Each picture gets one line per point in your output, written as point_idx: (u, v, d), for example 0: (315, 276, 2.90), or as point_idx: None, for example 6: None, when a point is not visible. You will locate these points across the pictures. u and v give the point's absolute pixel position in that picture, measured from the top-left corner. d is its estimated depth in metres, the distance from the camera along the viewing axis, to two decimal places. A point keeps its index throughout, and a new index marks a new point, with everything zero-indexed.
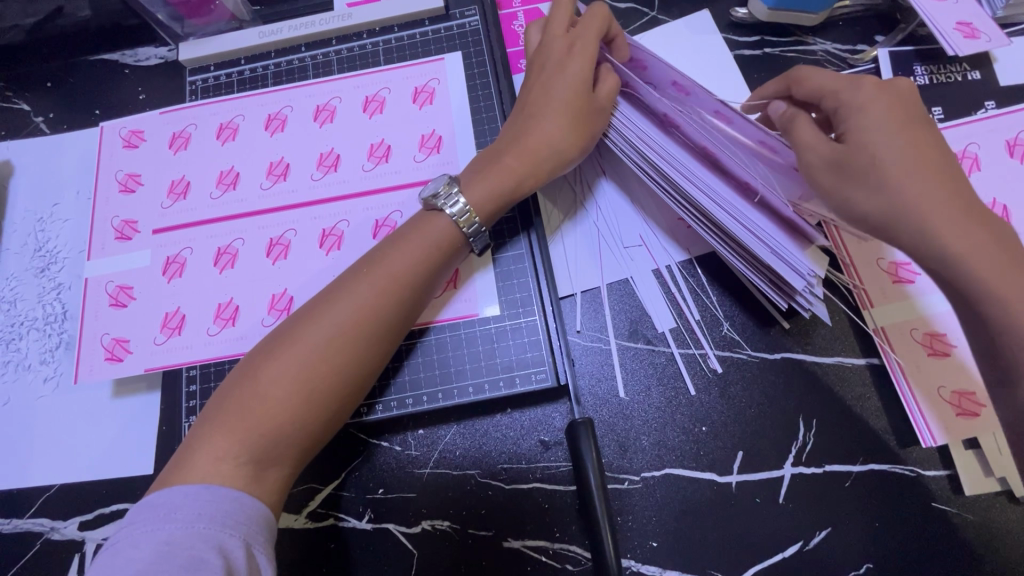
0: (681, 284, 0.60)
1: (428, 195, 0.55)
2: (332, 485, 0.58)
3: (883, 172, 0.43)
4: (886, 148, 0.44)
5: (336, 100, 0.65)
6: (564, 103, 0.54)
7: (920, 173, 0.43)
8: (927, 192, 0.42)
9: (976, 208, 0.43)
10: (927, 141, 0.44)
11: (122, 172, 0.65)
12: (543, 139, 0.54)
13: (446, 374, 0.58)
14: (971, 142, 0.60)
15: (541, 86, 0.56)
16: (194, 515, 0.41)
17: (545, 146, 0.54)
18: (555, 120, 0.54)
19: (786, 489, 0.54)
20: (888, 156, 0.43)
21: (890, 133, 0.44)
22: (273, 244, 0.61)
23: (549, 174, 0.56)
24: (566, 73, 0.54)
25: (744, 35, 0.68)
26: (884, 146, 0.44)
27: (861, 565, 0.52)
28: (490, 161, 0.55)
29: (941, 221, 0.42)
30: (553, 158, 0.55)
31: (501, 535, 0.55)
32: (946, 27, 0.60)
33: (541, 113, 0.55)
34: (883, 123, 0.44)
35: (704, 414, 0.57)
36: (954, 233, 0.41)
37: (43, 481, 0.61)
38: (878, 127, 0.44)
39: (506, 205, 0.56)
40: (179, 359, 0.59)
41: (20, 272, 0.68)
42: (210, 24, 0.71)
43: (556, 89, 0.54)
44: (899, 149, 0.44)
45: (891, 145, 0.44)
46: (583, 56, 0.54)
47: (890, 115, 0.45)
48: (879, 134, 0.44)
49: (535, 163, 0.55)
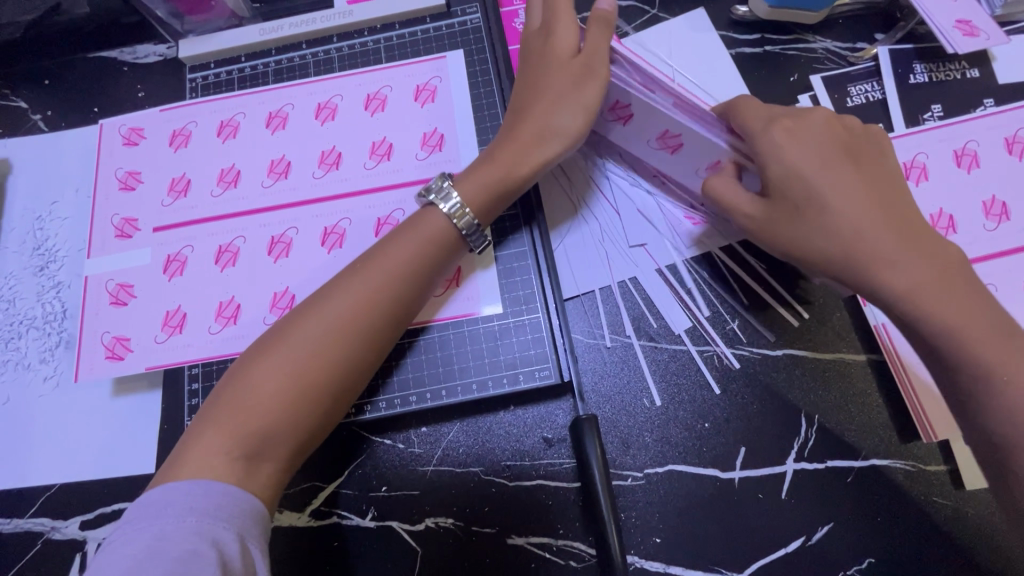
0: (684, 281, 0.61)
1: (421, 191, 0.55)
2: (334, 483, 0.58)
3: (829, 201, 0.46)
4: (824, 183, 0.47)
5: (337, 98, 0.65)
6: (551, 89, 0.54)
7: (852, 190, 0.46)
8: (869, 228, 0.45)
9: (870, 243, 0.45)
10: (845, 181, 0.47)
11: (122, 170, 0.65)
12: (539, 122, 0.54)
13: (450, 371, 0.58)
14: (920, 152, 0.61)
15: (529, 76, 0.56)
16: (186, 509, 0.41)
17: (538, 132, 0.54)
18: (545, 107, 0.54)
19: (789, 484, 0.54)
20: (826, 195, 0.46)
21: (825, 166, 0.47)
22: (275, 241, 0.61)
23: (547, 157, 0.55)
24: (548, 61, 0.55)
25: (745, 33, 0.68)
26: (815, 179, 0.47)
27: (862, 560, 0.52)
28: (484, 157, 0.56)
29: (883, 237, 0.45)
30: (548, 141, 0.54)
31: (505, 532, 0.55)
32: (946, 25, 0.61)
33: (531, 102, 0.55)
34: (839, 141, 0.49)
35: (706, 409, 0.57)
36: (897, 255, 0.44)
37: (44, 480, 0.61)
38: (818, 176, 0.47)
39: (507, 194, 0.55)
40: (180, 357, 0.59)
41: (19, 271, 0.67)
42: (209, 22, 0.70)
43: (541, 78, 0.55)
44: (836, 181, 0.47)
45: (809, 150, 0.48)
46: (562, 41, 0.54)
47: (821, 151, 0.48)
48: (817, 176, 0.47)
49: (528, 148, 0.54)
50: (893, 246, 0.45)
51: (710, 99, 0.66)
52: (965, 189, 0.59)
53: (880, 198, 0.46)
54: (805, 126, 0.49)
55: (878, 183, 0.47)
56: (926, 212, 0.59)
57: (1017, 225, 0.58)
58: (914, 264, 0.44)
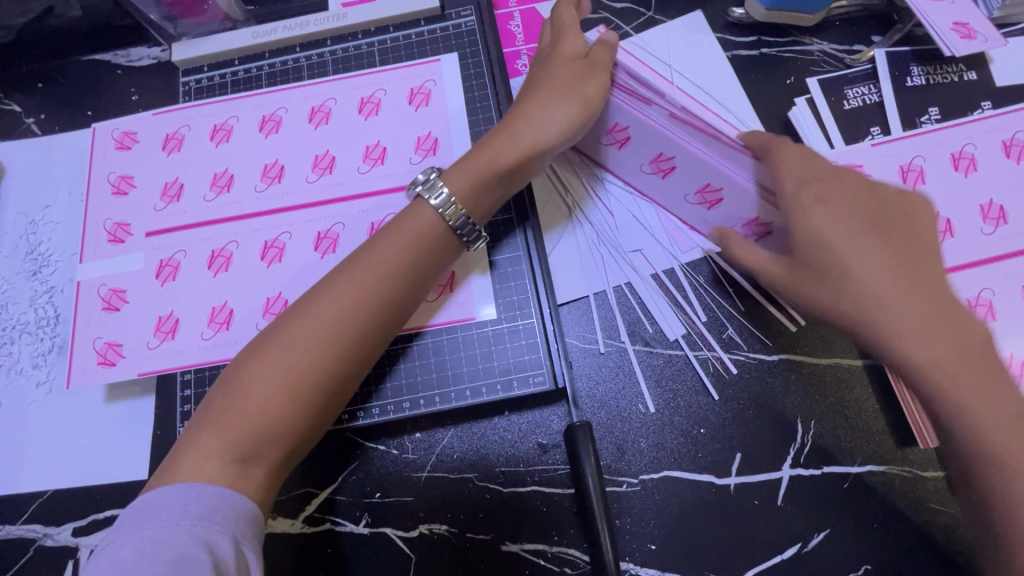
0: (679, 287, 0.60)
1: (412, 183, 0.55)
2: (328, 489, 0.57)
3: (856, 273, 0.44)
4: (852, 254, 0.44)
5: (331, 101, 0.65)
6: (547, 83, 0.54)
7: (882, 264, 0.44)
8: (897, 304, 0.43)
9: (897, 324, 0.43)
10: (878, 255, 0.44)
11: (115, 173, 0.65)
12: (533, 115, 0.54)
13: (444, 377, 0.57)
14: (917, 155, 0.61)
15: (532, 74, 0.57)
16: (179, 512, 0.40)
17: (530, 123, 0.54)
18: (540, 100, 0.54)
19: (785, 490, 0.54)
20: (853, 267, 0.44)
21: (856, 237, 0.45)
22: (268, 246, 0.60)
23: (539, 148, 0.54)
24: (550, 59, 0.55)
25: (741, 36, 0.67)
26: (840, 249, 0.45)
27: (858, 566, 0.52)
28: (475, 146, 0.55)
29: (913, 318, 0.42)
30: (540, 132, 0.53)
31: (499, 539, 0.55)
32: (943, 27, 0.60)
33: (528, 96, 0.55)
34: (874, 210, 0.47)
35: (702, 415, 0.57)
36: (924, 338, 0.42)
37: (36, 487, 0.60)
38: (848, 246, 0.45)
39: (493, 183, 0.54)
40: (172, 363, 0.58)
41: (11, 275, 0.67)
42: (203, 24, 0.70)
43: (541, 75, 0.55)
44: (867, 254, 0.44)
45: (840, 218, 0.46)
46: (565, 40, 0.55)
47: (852, 221, 0.46)
48: (848, 247, 0.45)
49: (519, 138, 0.54)
50: (922, 330, 0.42)
51: (707, 102, 0.65)
52: (962, 193, 0.59)
53: (914, 275, 0.44)
54: (836, 193, 0.47)
55: (913, 260, 0.45)
56: None
57: (1014, 228, 0.57)
58: (940, 346, 0.42)
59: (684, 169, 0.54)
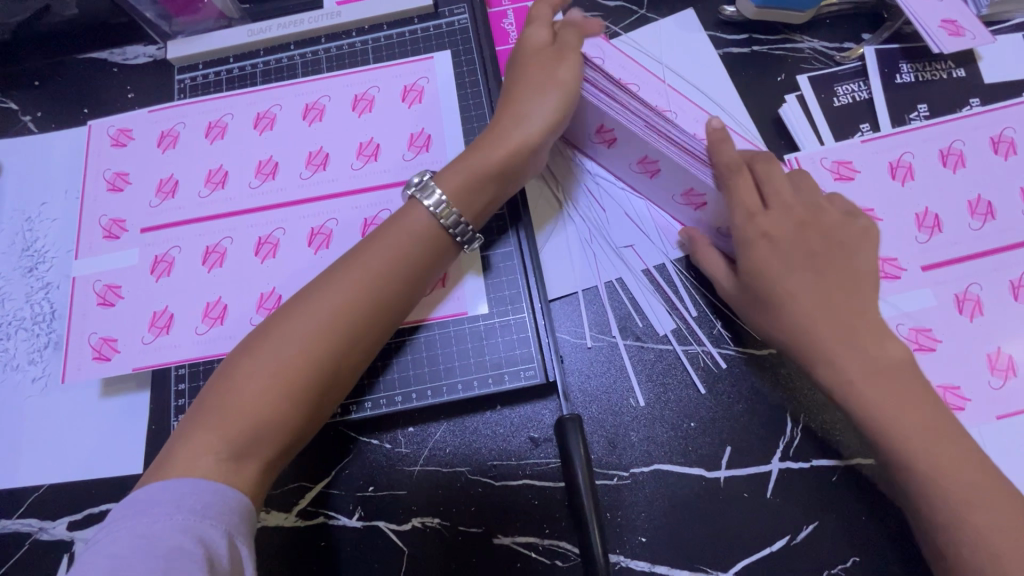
0: (670, 282, 0.61)
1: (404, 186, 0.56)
2: (322, 483, 0.58)
3: (797, 305, 0.48)
4: (794, 287, 0.48)
5: (324, 98, 0.65)
6: (527, 82, 0.54)
7: (823, 297, 0.48)
8: (833, 337, 0.47)
9: (830, 357, 0.47)
10: (819, 289, 0.48)
11: (111, 170, 0.65)
12: (519, 116, 0.54)
13: (436, 371, 0.58)
14: (906, 151, 0.61)
15: (512, 73, 0.57)
16: (173, 506, 0.40)
17: (515, 124, 0.54)
18: (523, 99, 0.54)
19: (774, 483, 0.55)
20: (795, 299, 0.48)
21: (799, 271, 0.48)
22: (262, 242, 0.61)
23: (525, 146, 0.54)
24: (528, 57, 0.56)
25: (732, 33, 0.68)
26: (784, 282, 0.48)
27: (847, 558, 0.53)
28: (466, 151, 0.56)
29: (845, 351, 0.46)
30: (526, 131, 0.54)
31: (491, 531, 0.55)
32: (932, 24, 0.61)
33: (511, 97, 0.56)
34: (823, 242, 0.50)
35: (693, 409, 0.57)
36: (855, 370, 0.46)
37: (31, 481, 0.61)
38: (791, 280, 0.48)
39: (486, 187, 0.55)
40: (167, 358, 0.59)
41: (7, 272, 0.67)
42: (198, 22, 0.71)
43: (521, 74, 0.55)
44: (807, 288, 0.48)
45: (788, 252, 0.49)
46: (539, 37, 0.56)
47: (798, 254, 0.49)
48: (790, 281, 0.48)
49: (506, 140, 0.54)
50: (854, 363, 0.46)
51: (698, 99, 0.66)
52: (951, 189, 0.60)
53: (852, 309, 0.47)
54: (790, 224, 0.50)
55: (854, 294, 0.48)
56: (912, 210, 0.59)
57: (1002, 224, 0.58)
58: (869, 378, 0.45)
59: (668, 173, 0.54)
